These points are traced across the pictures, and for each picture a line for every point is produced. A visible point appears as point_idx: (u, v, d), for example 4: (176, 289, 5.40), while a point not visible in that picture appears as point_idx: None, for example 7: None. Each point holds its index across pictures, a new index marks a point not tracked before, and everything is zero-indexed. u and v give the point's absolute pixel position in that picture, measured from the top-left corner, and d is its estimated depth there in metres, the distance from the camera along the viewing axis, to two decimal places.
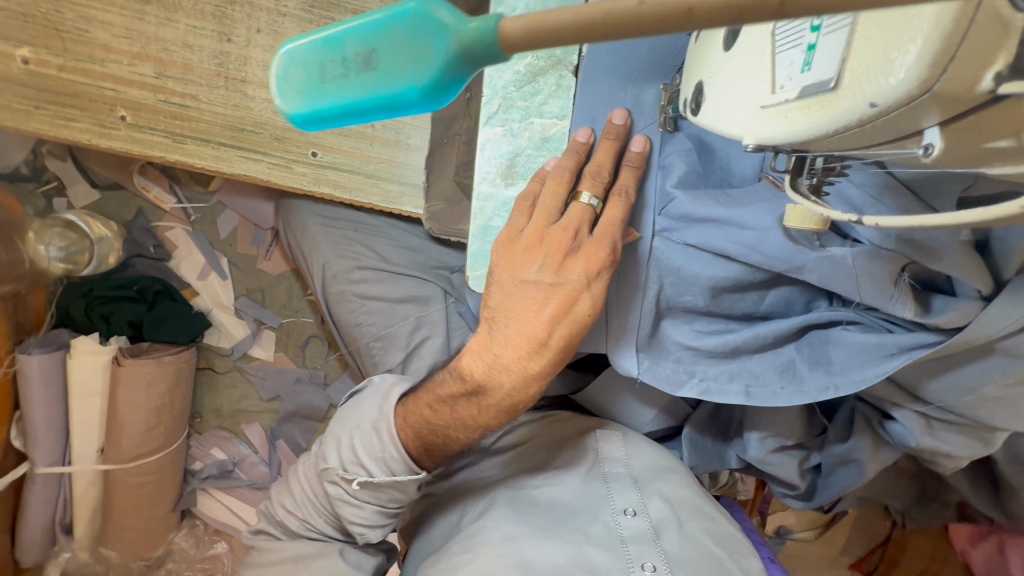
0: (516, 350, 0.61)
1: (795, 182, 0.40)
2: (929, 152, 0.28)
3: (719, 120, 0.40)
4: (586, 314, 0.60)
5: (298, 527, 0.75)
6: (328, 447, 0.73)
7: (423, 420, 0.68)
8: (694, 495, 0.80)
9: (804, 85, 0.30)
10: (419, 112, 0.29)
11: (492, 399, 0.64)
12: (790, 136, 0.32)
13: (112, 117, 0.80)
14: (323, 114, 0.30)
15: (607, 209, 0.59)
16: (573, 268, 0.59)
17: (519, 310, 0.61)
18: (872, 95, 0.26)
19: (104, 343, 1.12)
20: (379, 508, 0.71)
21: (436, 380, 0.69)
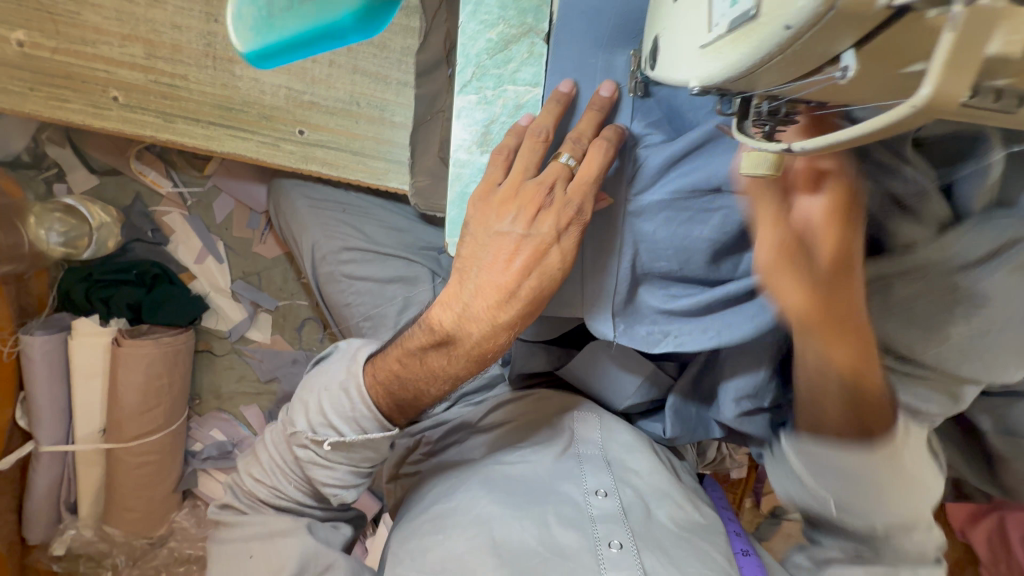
0: (486, 301, 0.65)
1: (741, 125, 0.41)
2: (846, 74, 0.29)
3: (670, 67, 0.42)
4: (555, 267, 0.64)
5: (266, 495, 0.78)
6: (296, 412, 0.76)
7: (393, 374, 0.71)
8: (661, 481, 0.83)
9: (733, 18, 0.31)
10: (337, 35, 0.50)
11: (461, 348, 0.67)
12: (725, 72, 0.34)
13: (104, 98, 0.82)
14: (274, 42, 0.49)
15: (583, 166, 0.62)
16: (545, 221, 0.62)
17: (490, 260, 0.65)
18: (787, 18, 0.27)
19: (105, 324, 1.16)
20: (351, 467, 0.75)
21: (406, 335, 0.72)
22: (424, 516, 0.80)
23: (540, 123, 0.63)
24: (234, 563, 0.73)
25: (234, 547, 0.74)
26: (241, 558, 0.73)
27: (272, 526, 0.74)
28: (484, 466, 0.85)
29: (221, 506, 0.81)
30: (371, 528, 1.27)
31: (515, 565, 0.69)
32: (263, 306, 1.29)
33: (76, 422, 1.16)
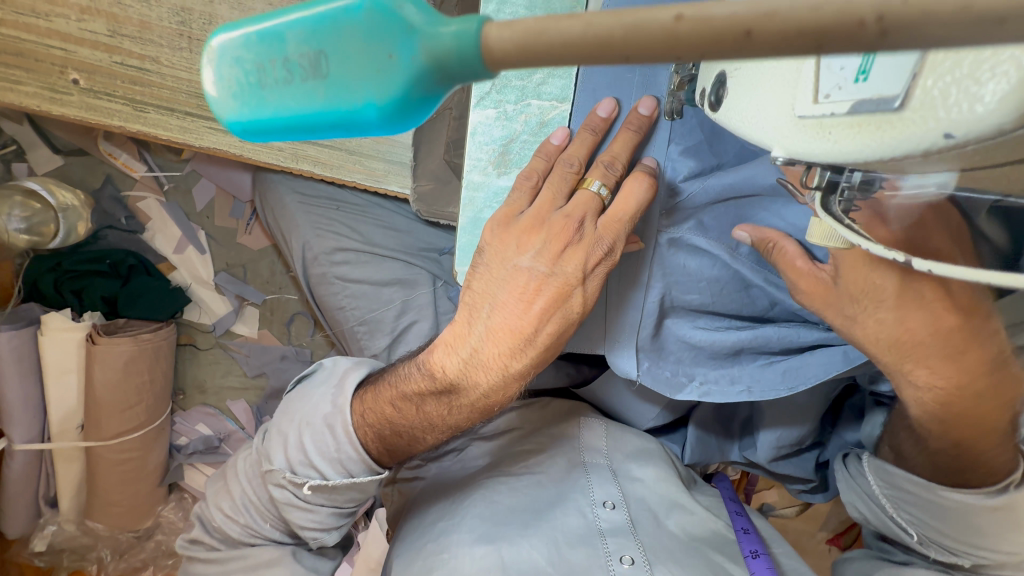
0: (498, 347, 0.59)
1: (825, 201, 0.34)
2: None
3: (743, 123, 0.35)
4: (575, 311, 0.58)
5: (241, 533, 0.73)
6: (273, 447, 0.70)
7: (385, 419, 0.65)
8: (668, 490, 0.79)
9: (856, 99, 0.25)
10: (379, 135, 0.24)
11: (466, 398, 0.62)
12: (833, 157, 0.27)
13: (63, 80, 0.72)
14: (263, 125, 0.24)
15: (617, 201, 0.55)
16: (571, 261, 0.56)
17: (504, 298, 0.58)
18: (949, 123, 0.21)
19: (78, 319, 1.08)
20: (333, 509, 0.70)
21: (401, 376, 0.66)
22: (428, 535, 0.75)
23: (572, 154, 0.56)
24: None
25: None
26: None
27: (255, 559, 0.71)
28: (486, 479, 0.80)
29: (189, 540, 0.77)
30: (363, 523, 1.25)
31: None
32: (248, 300, 1.22)
33: (51, 420, 1.10)
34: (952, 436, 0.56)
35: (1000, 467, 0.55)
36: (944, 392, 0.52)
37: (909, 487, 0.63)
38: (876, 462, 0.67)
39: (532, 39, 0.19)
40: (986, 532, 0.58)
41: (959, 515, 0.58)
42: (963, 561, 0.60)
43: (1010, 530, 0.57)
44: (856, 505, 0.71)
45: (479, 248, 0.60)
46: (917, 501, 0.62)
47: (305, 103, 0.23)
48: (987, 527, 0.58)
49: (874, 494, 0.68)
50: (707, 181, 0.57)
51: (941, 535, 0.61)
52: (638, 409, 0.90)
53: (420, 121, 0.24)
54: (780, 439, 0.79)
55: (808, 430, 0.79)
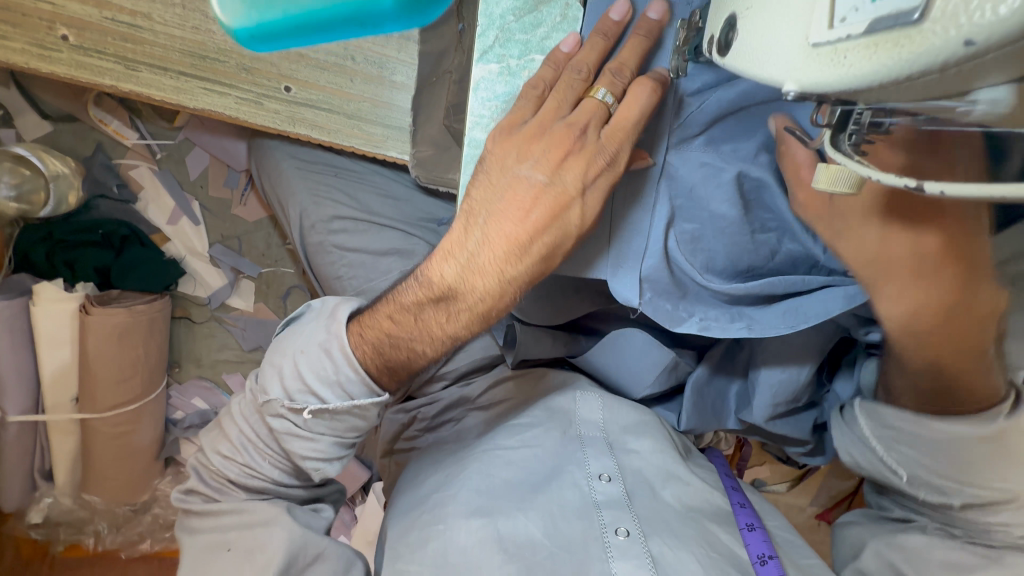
0: (493, 253, 0.59)
1: (835, 140, 0.34)
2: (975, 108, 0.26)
3: (753, 62, 0.34)
4: (574, 223, 0.58)
5: (237, 474, 0.73)
6: (267, 379, 0.68)
7: (384, 334, 0.65)
8: (663, 461, 0.79)
9: (874, 19, 0.24)
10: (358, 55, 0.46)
11: (465, 304, 0.61)
12: (848, 84, 0.27)
13: (53, 36, 0.70)
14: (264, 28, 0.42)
15: (621, 108, 0.54)
16: (572, 169, 0.56)
17: (503, 207, 0.58)
18: (970, 29, 0.21)
19: (71, 289, 1.06)
20: (335, 439, 0.69)
21: (400, 290, 0.66)
22: (424, 505, 0.75)
23: (581, 59, 0.56)
24: (217, 545, 0.69)
25: (211, 534, 0.70)
26: (220, 550, 0.68)
27: (251, 515, 0.69)
28: (479, 451, 0.79)
29: (186, 493, 0.74)
30: (360, 497, 1.26)
31: (523, 560, 0.66)
32: (244, 272, 1.21)
33: (46, 391, 1.09)
34: (938, 367, 0.57)
35: (982, 401, 0.56)
36: (927, 317, 0.53)
37: (898, 425, 0.65)
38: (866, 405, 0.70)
39: None
40: (974, 464, 0.59)
41: (947, 446, 0.60)
42: (952, 500, 0.61)
43: (1001, 465, 0.57)
44: (850, 451, 0.72)
45: (480, 158, 0.60)
46: (904, 434, 0.64)
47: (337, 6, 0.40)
48: (975, 460, 0.59)
49: (865, 436, 0.70)
50: (714, 96, 0.55)
51: (928, 472, 0.63)
52: (639, 372, 0.90)
53: (424, 19, 0.44)
54: (776, 394, 0.80)
55: (803, 385, 0.79)
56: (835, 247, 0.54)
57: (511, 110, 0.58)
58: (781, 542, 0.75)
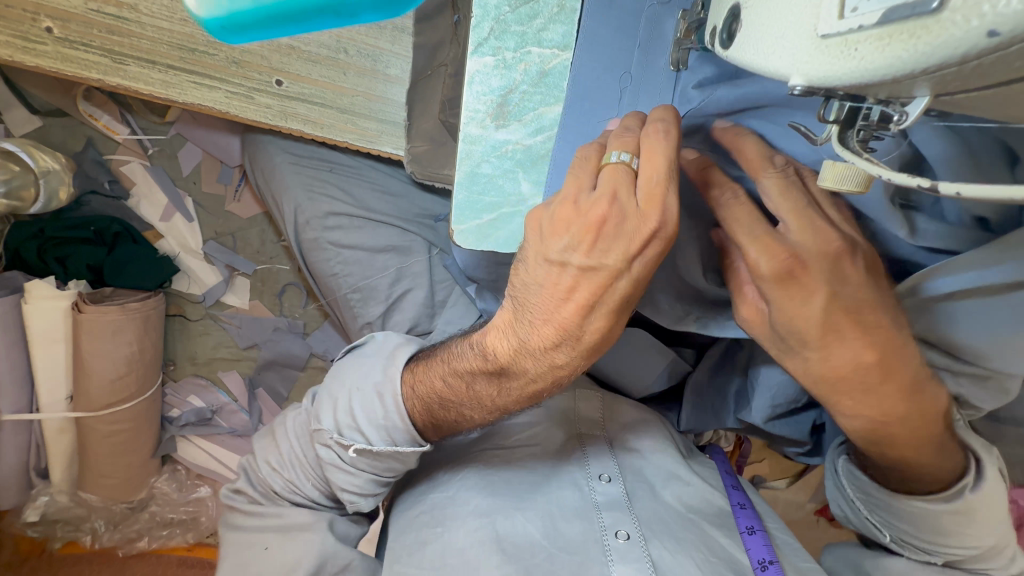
0: (542, 339, 0.56)
1: (843, 136, 0.32)
2: (904, 119, 0.28)
3: (757, 55, 0.33)
4: (622, 301, 0.54)
5: (282, 488, 0.72)
6: (323, 407, 0.69)
7: (435, 392, 0.64)
8: (664, 460, 0.78)
9: (888, 7, 0.23)
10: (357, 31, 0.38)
11: (515, 381, 0.61)
12: (861, 77, 0.25)
13: (37, 28, 0.69)
14: (243, 17, 0.35)
15: (645, 165, 0.48)
16: (610, 250, 0.51)
17: (543, 295, 0.55)
18: (994, 19, 0.20)
19: (63, 287, 1.05)
20: (374, 476, 0.67)
21: (454, 352, 0.65)
22: (422, 505, 0.74)
23: None
24: (249, 552, 0.68)
25: (250, 536, 0.69)
26: (254, 549, 0.68)
27: (290, 519, 0.69)
28: (480, 450, 0.78)
29: (233, 490, 0.75)
30: None
31: (521, 562, 0.65)
32: (238, 270, 1.20)
33: (39, 390, 1.07)
34: (908, 445, 0.58)
35: (950, 469, 0.60)
36: (894, 368, 0.53)
37: (878, 495, 0.65)
38: (845, 464, 0.69)
39: None
40: (950, 532, 0.61)
41: (925, 518, 0.61)
42: (936, 558, 0.63)
43: (969, 528, 0.60)
44: (836, 502, 0.72)
45: (522, 247, 0.57)
46: (887, 506, 0.64)
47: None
48: (951, 528, 0.61)
49: (848, 495, 0.69)
50: (715, 92, 0.52)
51: (912, 536, 0.64)
52: (638, 370, 0.91)
53: (404, 10, 0.38)
54: (777, 395, 0.78)
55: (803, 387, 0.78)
56: None
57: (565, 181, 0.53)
58: (782, 545, 0.74)
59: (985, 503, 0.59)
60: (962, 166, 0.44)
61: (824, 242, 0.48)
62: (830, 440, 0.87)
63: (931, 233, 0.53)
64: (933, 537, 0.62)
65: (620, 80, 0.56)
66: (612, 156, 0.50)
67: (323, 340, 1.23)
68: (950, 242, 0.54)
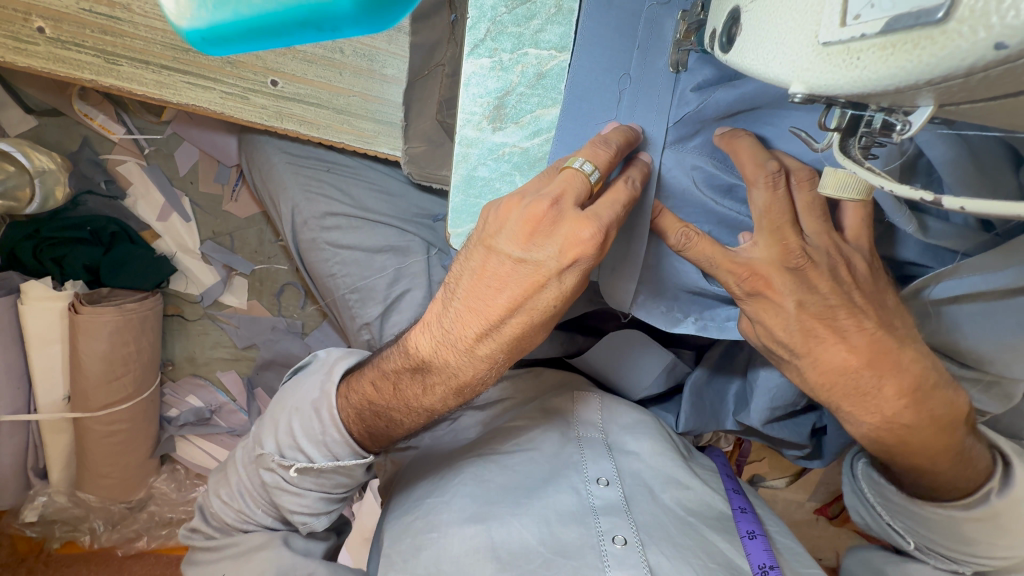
0: (466, 330, 0.54)
1: (844, 143, 0.32)
2: (907, 129, 0.27)
3: (758, 59, 0.32)
4: (548, 305, 0.53)
5: (235, 519, 0.71)
6: (265, 431, 0.69)
7: (367, 400, 0.64)
8: (664, 463, 0.78)
9: (891, 16, 0.22)
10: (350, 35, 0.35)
11: (439, 377, 0.58)
12: (864, 87, 0.25)
13: (27, 28, 0.68)
14: (225, 29, 0.33)
15: (607, 194, 0.51)
16: (544, 247, 0.50)
17: (473, 282, 0.53)
18: (1002, 31, 0.19)
19: (60, 288, 1.04)
20: (322, 494, 0.67)
21: (383, 357, 0.64)
22: (416, 511, 0.74)
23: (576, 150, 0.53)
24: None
25: (208, 570, 0.69)
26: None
27: (246, 544, 0.68)
28: (469, 457, 0.78)
29: (192, 529, 0.75)
30: (358, 495, 1.21)
31: (515, 568, 0.65)
32: (236, 270, 1.19)
33: (37, 391, 1.07)
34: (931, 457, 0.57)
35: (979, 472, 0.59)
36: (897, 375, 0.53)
37: (899, 501, 0.65)
38: (868, 470, 0.68)
39: None
40: (975, 541, 0.61)
41: (948, 525, 0.61)
42: (963, 568, 0.63)
43: (997, 537, 0.60)
44: (855, 509, 0.72)
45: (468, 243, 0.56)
46: (909, 512, 0.64)
47: (278, 6, 0.31)
48: (977, 536, 0.60)
49: (868, 501, 0.69)
50: (714, 94, 0.53)
51: (934, 543, 0.64)
52: (637, 371, 0.90)
53: (396, 17, 0.33)
54: (774, 399, 0.78)
55: (802, 392, 0.77)
56: (837, 252, 0.52)
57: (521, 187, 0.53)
58: (781, 549, 0.74)
59: (1010, 511, 0.59)
60: (967, 172, 0.43)
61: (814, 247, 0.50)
62: (831, 442, 0.87)
63: (935, 235, 0.52)
64: (961, 544, 0.62)
65: (619, 80, 0.55)
66: (577, 164, 0.50)
67: (321, 340, 1.23)
68: (953, 244, 0.53)
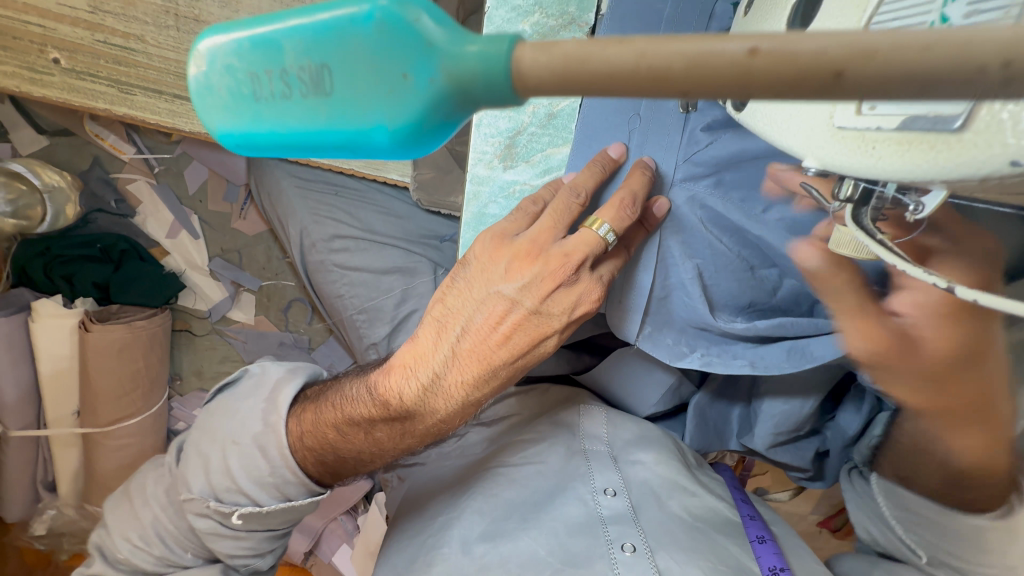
0: (463, 375, 0.55)
1: (856, 214, 0.33)
2: (919, 210, 0.29)
3: (773, 129, 0.32)
4: (546, 351, 0.57)
5: (156, 565, 0.69)
6: (192, 473, 0.65)
7: (327, 443, 0.62)
8: (670, 471, 0.77)
9: (907, 114, 0.23)
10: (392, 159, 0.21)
11: (420, 424, 0.59)
12: (878, 175, 0.25)
13: (44, 59, 0.70)
14: (260, 142, 0.22)
15: (614, 257, 0.56)
16: (560, 302, 0.54)
17: (478, 323, 0.55)
18: (1018, 151, 0.20)
19: (70, 305, 1.06)
20: (267, 533, 0.67)
21: (348, 399, 0.61)
22: (429, 529, 0.74)
23: (579, 183, 0.53)
24: None
25: None
26: None
27: None
28: (480, 473, 0.79)
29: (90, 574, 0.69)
30: (363, 506, 1.20)
31: None
32: (244, 286, 1.20)
33: (46, 406, 1.08)
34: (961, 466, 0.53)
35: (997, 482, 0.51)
36: None
37: (919, 509, 0.59)
38: (883, 482, 0.64)
39: (571, 67, 0.16)
40: (994, 552, 0.53)
41: (971, 534, 0.54)
42: None
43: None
44: (865, 526, 0.67)
45: (465, 259, 0.58)
46: (931, 522, 0.58)
47: (313, 122, 0.20)
48: (996, 547, 0.53)
49: (882, 514, 0.64)
50: (725, 137, 0.53)
51: (945, 555, 0.57)
52: (641, 392, 0.90)
53: (439, 142, 0.21)
54: (777, 424, 0.78)
55: (806, 417, 0.77)
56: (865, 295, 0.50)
57: (505, 220, 0.56)
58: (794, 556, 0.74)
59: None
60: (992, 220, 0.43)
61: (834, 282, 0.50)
62: (834, 466, 0.86)
63: None
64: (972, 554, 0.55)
65: (629, 119, 0.56)
66: (596, 226, 0.51)
67: (328, 356, 1.22)
68: None
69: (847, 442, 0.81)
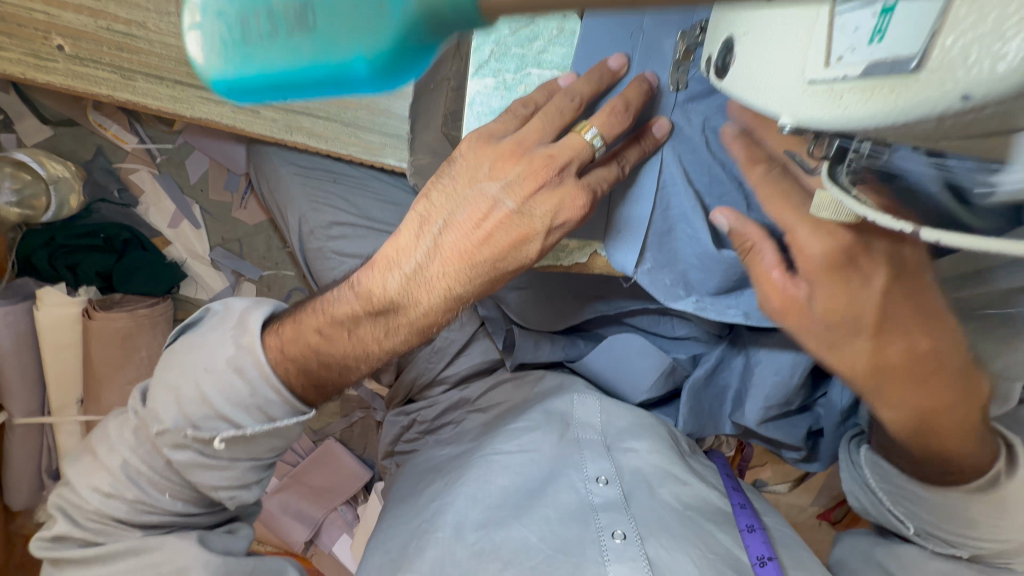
0: (444, 269, 0.57)
1: (833, 172, 0.35)
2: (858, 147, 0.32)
3: (751, 90, 0.34)
4: (529, 257, 0.58)
5: (128, 512, 0.64)
6: (162, 404, 0.61)
7: (311, 348, 0.61)
8: (662, 461, 0.78)
9: (870, 61, 0.24)
10: (371, 92, 0.23)
11: (403, 318, 0.60)
12: (846, 124, 0.27)
13: (48, 46, 0.72)
14: (251, 83, 0.23)
15: (603, 167, 0.56)
16: (543, 203, 0.55)
17: (461, 219, 0.57)
18: (966, 86, 0.21)
19: (73, 294, 1.07)
20: (252, 462, 0.65)
21: (330, 301, 0.63)
22: (422, 513, 0.75)
23: (574, 90, 0.55)
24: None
25: None
26: None
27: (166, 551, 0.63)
28: (474, 457, 0.80)
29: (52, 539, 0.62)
30: (363, 495, 1.23)
31: (517, 566, 0.65)
32: (245, 275, 1.21)
33: (51, 393, 1.09)
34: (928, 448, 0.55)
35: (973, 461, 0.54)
36: None
37: (901, 483, 0.62)
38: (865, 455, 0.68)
39: None
40: (977, 522, 0.57)
41: (948, 508, 0.58)
42: (960, 552, 0.59)
43: (999, 518, 0.56)
44: (855, 494, 0.71)
45: (451, 160, 0.59)
46: (908, 494, 0.62)
47: (297, 60, 0.22)
48: (977, 517, 0.56)
49: (869, 486, 0.68)
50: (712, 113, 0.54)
51: (931, 525, 0.61)
52: (636, 377, 0.91)
53: (414, 74, 0.23)
54: (768, 398, 0.80)
55: (796, 388, 0.79)
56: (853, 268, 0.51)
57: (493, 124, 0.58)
58: (782, 542, 0.75)
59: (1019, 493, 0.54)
60: None
61: (826, 247, 0.50)
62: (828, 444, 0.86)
63: None
64: (953, 521, 0.58)
65: (632, 33, 0.56)
66: (586, 133, 0.54)
67: None
68: None
69: (840, 420, 0.83)
